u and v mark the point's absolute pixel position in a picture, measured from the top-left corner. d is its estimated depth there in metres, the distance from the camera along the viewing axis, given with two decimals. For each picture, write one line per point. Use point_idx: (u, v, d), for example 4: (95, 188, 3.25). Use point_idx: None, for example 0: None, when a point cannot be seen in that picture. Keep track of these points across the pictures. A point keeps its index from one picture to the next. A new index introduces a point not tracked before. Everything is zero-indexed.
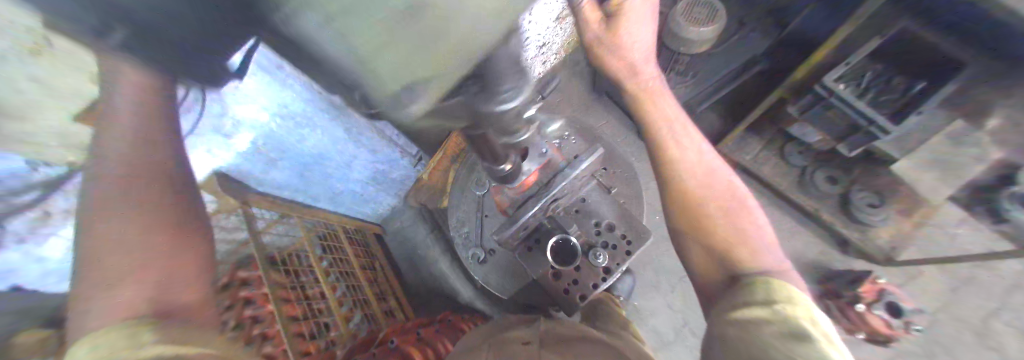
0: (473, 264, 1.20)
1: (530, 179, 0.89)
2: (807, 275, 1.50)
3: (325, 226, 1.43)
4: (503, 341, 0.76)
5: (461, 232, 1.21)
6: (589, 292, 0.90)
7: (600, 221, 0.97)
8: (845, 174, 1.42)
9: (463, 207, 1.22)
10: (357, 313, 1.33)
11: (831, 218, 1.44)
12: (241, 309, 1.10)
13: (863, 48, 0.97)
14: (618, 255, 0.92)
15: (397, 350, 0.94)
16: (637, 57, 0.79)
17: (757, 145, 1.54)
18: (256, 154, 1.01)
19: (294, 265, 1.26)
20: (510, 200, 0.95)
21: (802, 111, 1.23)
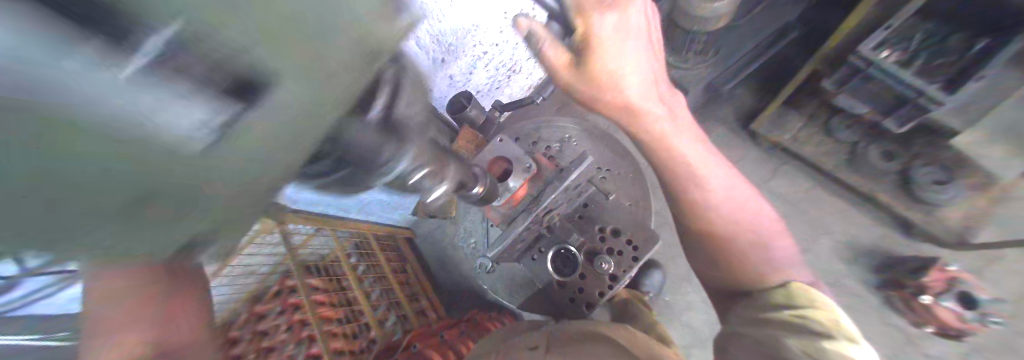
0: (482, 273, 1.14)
1: (518, 194, 0.85)
2: (862, 264, 1.34)
3: (359, 235, 1.50)
4: (513, 347, 0.76)
5: (469, 242, 1.21)
6: (595, 300, 0.92)
7: (605, 226, 0.96)
8: (904, 149, 1.29)
9: (470, 217, 1.22)
10: (392, 314, 1.41)
11: (889, 199, 1.31)
12: (292, 312, 1.28)
13: (905, 9, 0.92)
14: (624, 262, 0.91)
15: (419, 354, 0.99)
16: (634, 100, 0.67)
17: (797, 123, 1.40)
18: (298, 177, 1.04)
19: (334, 273, 1.41)
20: (501, 216, 0.88)
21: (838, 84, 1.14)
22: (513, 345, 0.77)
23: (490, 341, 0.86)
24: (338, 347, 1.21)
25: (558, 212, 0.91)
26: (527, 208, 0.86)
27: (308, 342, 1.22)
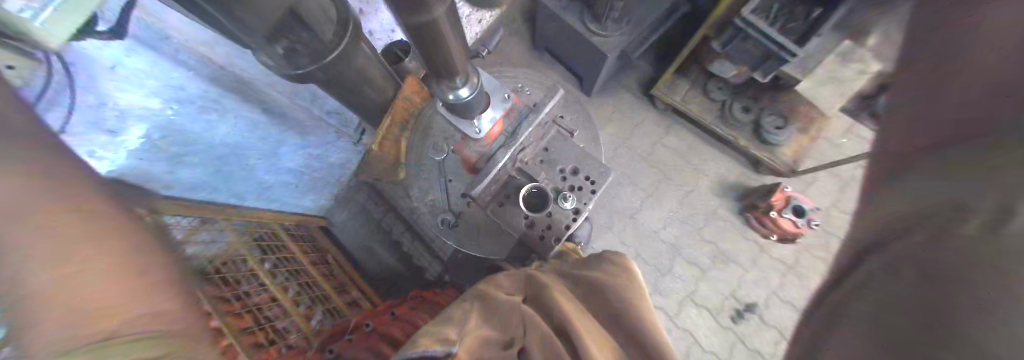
0: (443, 230, 1.11)
1: (495, 131, 1.00)
2: (730, 195, 1.76)
3: (261, 226, 1.26)
4: (486, 295, 0.77)
5: (426, 199, 1.13)
6: (563, 233, 0.95)
7: (565, 166, 1.00)
8: (753, 103, 1.63)
9: (424, 175, 1.14)
10: (318, 310, 1.22)
11: (747, 142, 1.67)
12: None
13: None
14: (583, 195, 0.97)
15: (375, 332, 1.00)
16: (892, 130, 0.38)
17: (686, 86, 1.72)
18: (152, 150, 0.86)
19: (229, 273, 1.07)
20: (479, 154, 1.04)
21: (723, 45, 1.39)
22: (491, 292, 0.78)
23: (475, 291, 0.83)
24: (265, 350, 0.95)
25: (530, 151, 1.03)
26: (505, 144, 1.02)
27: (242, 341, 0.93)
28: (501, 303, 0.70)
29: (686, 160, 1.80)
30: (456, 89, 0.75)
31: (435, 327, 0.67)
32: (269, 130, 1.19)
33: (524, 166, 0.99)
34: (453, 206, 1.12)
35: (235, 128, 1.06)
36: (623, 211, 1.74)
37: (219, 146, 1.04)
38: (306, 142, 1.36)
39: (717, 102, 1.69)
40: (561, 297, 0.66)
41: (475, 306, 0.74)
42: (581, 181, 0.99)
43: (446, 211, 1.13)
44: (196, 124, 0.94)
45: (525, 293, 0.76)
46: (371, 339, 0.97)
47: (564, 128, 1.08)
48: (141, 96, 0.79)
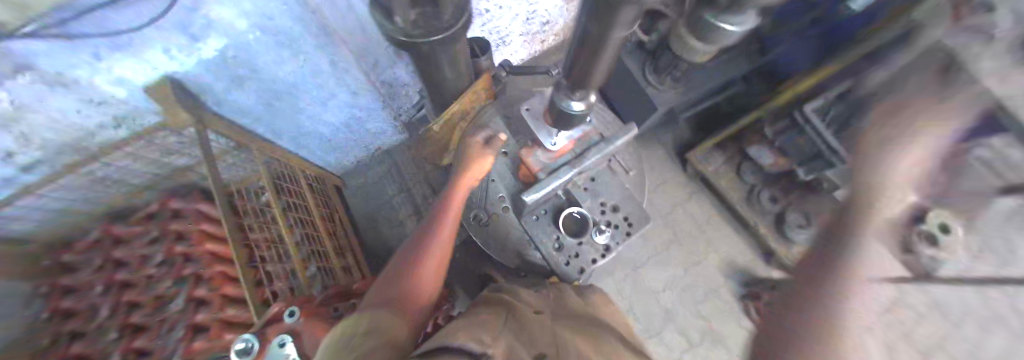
0: (472, 224, 1.13)
1: (567, 147, 0.85)
2: (736, 276, 1.75)
3: (283, 167, 1.28)
4: (513, 308, 0.76)
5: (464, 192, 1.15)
6: (587, 265, 0.98)
7: (607, 201, 1.01)
8: (784, 195, 1.65)
9: None
10: (315, 262, 1.19)
11: (766, 231, 1.67)
12: (180, 265, 1.12)
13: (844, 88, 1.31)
14: (619, 235, 0.98)
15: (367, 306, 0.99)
16: None
17: (720, 159, 1.75)
18: (222, 64, 0.83)
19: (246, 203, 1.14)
20: (543, 165, 0.87)
21: (777, 133, 1.44)
22: (516, 305, 0.77)
23: (501, 298, 0.83)
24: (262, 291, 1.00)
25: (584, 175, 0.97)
26: (569, 162, 0.87)
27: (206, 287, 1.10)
28: (529, 318, 0.69)
29: (702, 230, 1.80)
30: (569, 101, 0.64)
31: (465, 320, 0.65)
32: (329, 82, 1.12)
33: (571, 188, 1.00)
34: (489, 206, 1.10)
35: (301, 68, 1.00)
36: (628, 261, 1.73)
37: (280, 82, 1.01)
38: (357, 103, 1.31)
39: (749, 183, 1.71)
40: (596, 337, 0.64)
41: (498, 312, 0.73)
42: (622, 220, 1.00)
43: (481, 208, 1.12)
44: (267, 54, 0.88)
45: (553, 314, 0.75)
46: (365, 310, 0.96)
47: (616, 164, 1.08)
48: (232, 18, 0.71)
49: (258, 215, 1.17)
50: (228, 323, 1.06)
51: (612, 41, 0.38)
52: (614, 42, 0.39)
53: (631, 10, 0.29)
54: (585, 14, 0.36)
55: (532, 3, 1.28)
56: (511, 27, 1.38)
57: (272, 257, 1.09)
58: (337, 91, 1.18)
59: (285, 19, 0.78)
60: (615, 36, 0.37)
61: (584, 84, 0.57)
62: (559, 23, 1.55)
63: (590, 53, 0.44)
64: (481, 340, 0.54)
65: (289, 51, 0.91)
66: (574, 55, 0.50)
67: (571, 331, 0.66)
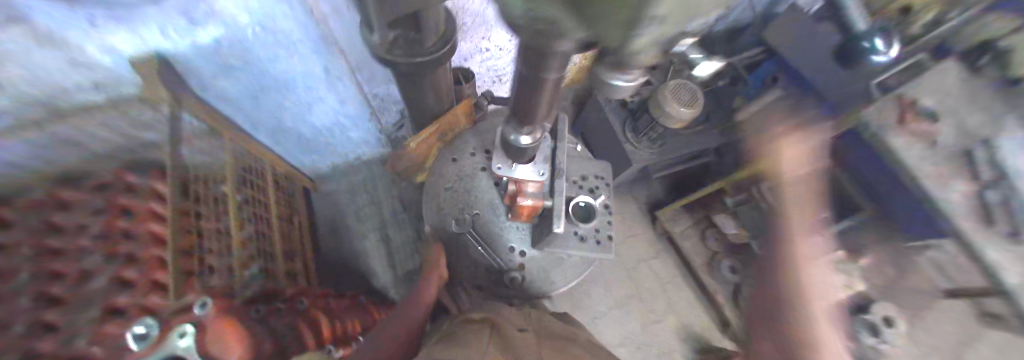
0: (479, 270, 1.00)
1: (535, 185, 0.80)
2: (689, 344, 1.69)
3: (252, 159, 1.25)
4: (493, 322, 0.71)
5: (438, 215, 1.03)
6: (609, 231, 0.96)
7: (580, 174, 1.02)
8: (744, 266, 1.68)
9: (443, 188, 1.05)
10: (258, 262, 1.08)
11: (725, 300, 1.65)
12: None
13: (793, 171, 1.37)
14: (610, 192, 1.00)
15: (302, 310, 0.80)
16: None
17: (687, 221, 1.82)
18: (214, 52, 0.81)
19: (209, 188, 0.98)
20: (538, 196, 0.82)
21: (737, 203, 1.54)
22: (500, 320, 0.73)
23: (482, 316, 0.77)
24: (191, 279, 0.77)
25: None
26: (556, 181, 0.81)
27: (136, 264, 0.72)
28: (520, 339, 0.62)
29: (663, 290, 1.78)
30: (521, 134, 0.59)
31: (451, 336, 0.63)
32: (320, 87, 1.15)
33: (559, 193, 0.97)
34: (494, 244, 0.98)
35: (299, 67, 1.01)
36: (589, 311, 1.69)
37: (270, 77, 1.01)
38: (343, 111, 1.36)
39: (711, 251, 1.75)
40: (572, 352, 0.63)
41: (487, 329, 0.66)
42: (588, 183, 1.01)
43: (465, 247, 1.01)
44: (264, 52, 0.89)
45: (533, 331, 0.73)
46: (297, 313, 0.77)
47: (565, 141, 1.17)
48: (234, 11, 0.71)
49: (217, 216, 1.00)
50: None
51: (547, 79, 0.34)
52: (548, 82, 0.35)
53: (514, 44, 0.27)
54: (520, 57, 0.33)
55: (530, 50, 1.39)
56: (484, 60, 1.35)
57: (215, 251, 0.90)
58: (328, 96, 1.22)
59: (296, 33, 0.85)
60: (551, 76, 0.33)
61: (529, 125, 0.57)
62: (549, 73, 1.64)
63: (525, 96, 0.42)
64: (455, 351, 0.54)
65: (298, 50, 0.93)
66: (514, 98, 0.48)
67: (552, 345, 0.66)
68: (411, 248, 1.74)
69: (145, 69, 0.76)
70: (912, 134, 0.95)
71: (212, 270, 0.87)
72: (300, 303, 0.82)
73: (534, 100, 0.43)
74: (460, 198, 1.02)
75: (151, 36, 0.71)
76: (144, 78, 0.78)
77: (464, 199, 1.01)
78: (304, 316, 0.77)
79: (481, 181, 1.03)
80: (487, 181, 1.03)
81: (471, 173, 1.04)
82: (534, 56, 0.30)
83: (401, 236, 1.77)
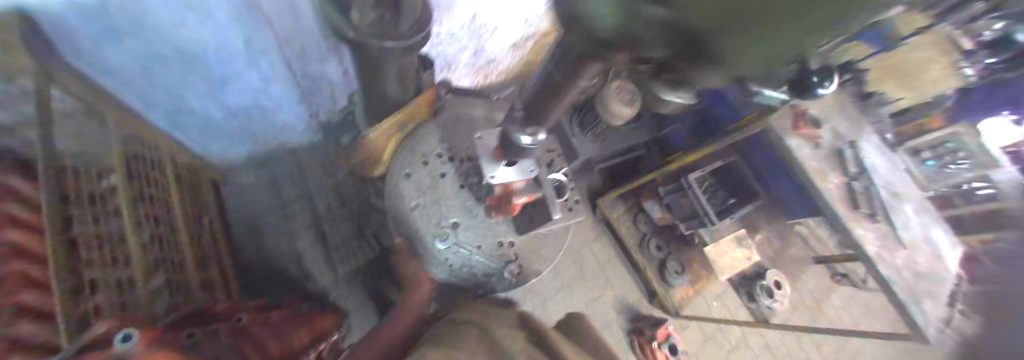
0: (453, 266, 0.96)
1: (516, 184, 0.81)
2: (625, 315, 1.93)
3: (141, 147, 1.00)
4: (485, 327, 0.75)
5: (401, 211, 0.96)
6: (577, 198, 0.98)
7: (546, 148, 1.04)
8: (666, 245, 1.98)
9: (406, 182, 0.97)
10: (161, 274, 0.90)
11: (653, 274, 1.93)
12: None
13: (710, 164, 1.65)
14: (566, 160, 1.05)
15: (240, 329, 0.68)
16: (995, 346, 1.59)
17: (623, 207, 2.02)
18: (94, 6, 0.64)
19: (85, 185, 0.77)
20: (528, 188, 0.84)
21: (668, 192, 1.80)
22: (490, 324, 0.76)
23: (468, 315, 0.83)
24: (79, 280, 0.67)
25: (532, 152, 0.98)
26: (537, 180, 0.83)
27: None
28: (512, 344, 0.67)
29: (603, 270, 1.99)
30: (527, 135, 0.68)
31: (447, 345, 0.64)
32: (241, 66, 0.98)
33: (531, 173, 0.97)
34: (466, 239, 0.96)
35: (215, 38, 0.85)
36: (540, 294, 1.81)
37: (174, 47, 0.83)
38: (270, 92, 1.17)
39: (641, 233, 2.00)
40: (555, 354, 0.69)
41: (475, 334, 0.70)
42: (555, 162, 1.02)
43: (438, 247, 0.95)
44: (169, 18, 0.74)
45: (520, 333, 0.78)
46: (242, 334, 0.67)
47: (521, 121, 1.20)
48: None
49: (103, 222, 0.80)
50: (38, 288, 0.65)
51: None
52: None
53: None
54: None
55: (484, 38, 1.38)
56: (437, 42, 1.29)
57: (103, 264, 0.74)
58: (248, 74, 1.04)
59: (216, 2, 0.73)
60: None
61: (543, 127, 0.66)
62: (502, 64, 1.65)
63: None
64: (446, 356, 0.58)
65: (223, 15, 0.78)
66: None
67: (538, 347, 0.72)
68: (355, 244, 1.57)
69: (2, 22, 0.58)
70: (803, 138, 1.26)
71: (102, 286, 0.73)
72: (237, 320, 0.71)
73: None
74: (429, 215, 0.95)
75: None
76: None
77: (435, 214, 0.95)
78: (248, 343, 0.66)
79: (445, 188, 0.98)
80: (453, 186, 0.98)
81: (433, 167, 1.00)
82: None
83: (339, 233, 1.58)
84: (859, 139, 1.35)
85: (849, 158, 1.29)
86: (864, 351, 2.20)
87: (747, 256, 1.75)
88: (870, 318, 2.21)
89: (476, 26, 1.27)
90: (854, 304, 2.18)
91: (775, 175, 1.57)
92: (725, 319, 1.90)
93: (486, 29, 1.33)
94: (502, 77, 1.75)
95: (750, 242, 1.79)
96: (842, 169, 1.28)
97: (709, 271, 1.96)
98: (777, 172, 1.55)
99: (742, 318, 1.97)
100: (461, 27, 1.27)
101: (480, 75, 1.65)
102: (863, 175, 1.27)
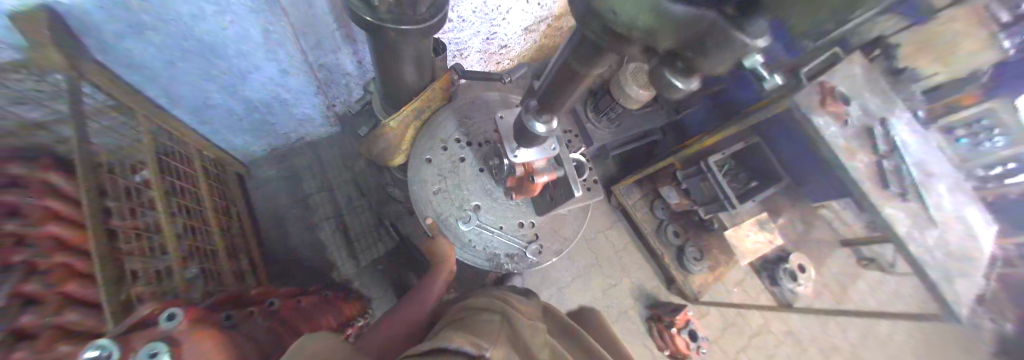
0: (477, 250, 0.98)
1: (536, 163, 0.80)
2: (643, 301, 1.92)
3: (170, 143, 1.04)
4: (503, 311, 0.69)
5: (422, 196, 0.97)
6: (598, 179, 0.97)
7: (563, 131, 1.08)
8: (684, 231, 1.94)
9: (427, 168, 0.99)
10: (196, 263, 0.93)
11: (671, 261, 1.89)
12: None
13: (731, 146, 1.60)
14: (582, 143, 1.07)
15: (274, 313, 0.70)
16: None
17: (639, 194, 1.98)
18: (118, 4, 0.63)
19: (116, 178, 0.80)
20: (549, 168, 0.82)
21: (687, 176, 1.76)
22: (511, 309, 0.71)
23: (488, 302, 0.74)
24: (119, 268, 0.71)
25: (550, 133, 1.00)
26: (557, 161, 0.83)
27: (28, 247, 0.66)
28: (532, 336, 0.62)
29: (619, 257, 1.97)
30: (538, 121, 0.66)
31: (467, 325, 0.59)
32: (257, 57, 0.98)
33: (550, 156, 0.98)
34: (488, 222, 0.99)
35: (234, 30, 0.84)
36: (555, 282, 1.81)
37: (194, 40, 0.83)
38: (285, 84, 1.18)
39: (659, 219, 1.96)
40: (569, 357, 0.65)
41: (497, 318, 0.65)
42: (573, 145, 1.06)
43: (461, 232, 0.97)
44: (191, 13, 0.74)
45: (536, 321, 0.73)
46: (274, 318, 0.69)
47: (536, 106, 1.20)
48: None
49: (140, 215, 0.83)
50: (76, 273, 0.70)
51: (587, 76, 0.49)
52: (588, 71, 0.48)
53: (622, 44, 0.36)
54: (571, 52, 0.47)
55: (496, 22, 1.34)
56: (449, 29, 1.27)
57: (138, 254, 0.77)
58: (265, 66, 1.04)
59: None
60: (589, 72, 0.48)
61: (551, 110, 0.63)
62: (514, 50, 1.62)
63: (563, 81, 0.52)
64: (479, 347, 0.47)
65: (244, 10, 0.78)
66: (547, 82, 0.58)
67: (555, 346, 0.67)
68: (374, 234, 1.60)
69: (34, 25, 0.57)
70: (830, 116, 1.15)
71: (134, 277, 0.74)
72: (271, 304, 0.74)
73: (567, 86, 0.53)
74: (451, 197, 0.98)
75: None
76: (25, 35, 0.57)
77: (456, 199, 0.98)
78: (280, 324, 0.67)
79: (466, 172, 1.01)
80: (473, 169, 1.01)
81: (452, 153, 1.02)
82: (591, 54, 0.43)
83: (360, 223, 1.61)
84: (891, 116, 1.24)
85: (879, 135, 1.19)
86: (893, 336, 2.14)
87: (769, 240, 1.70)
88: (900, 304, 2.13)
89: (488, 10, 1.24)
90: (881, 288, 2.11)
91: (801, 155, 1.50)
92: (746, 305, 1.86)
93: (498, 13, 1.29)
94: (513, 64, 1.72)
95: (772, 226, 1.73)
96: (871, 146, 1.18)
97: (728, 257, 1.92)
98: (803, 153, 1.48)
99: (763, 304, 1.93)
100: (472, 13, 1.23)
101: (491, 62, 1.63)
102: (896, 153, 1.18)
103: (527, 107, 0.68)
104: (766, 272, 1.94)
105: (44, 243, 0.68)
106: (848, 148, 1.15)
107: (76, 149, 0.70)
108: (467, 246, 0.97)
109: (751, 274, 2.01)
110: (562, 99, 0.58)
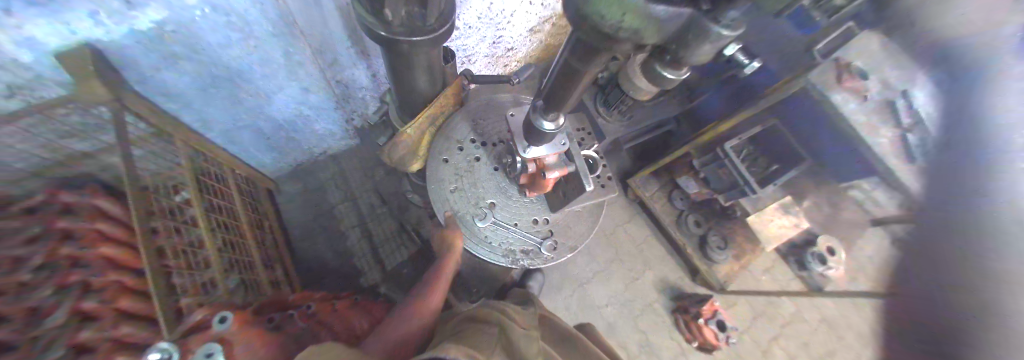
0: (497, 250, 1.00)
1: (547, 159, 0.81)
2: (666, 293, 1.89)
3: (207, 164, 1.12)
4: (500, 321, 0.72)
5: (441, 199, 1.00)
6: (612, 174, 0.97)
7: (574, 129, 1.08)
8: (705, 220, 1.90)
9: (443, 172, 1.02)
10: (237, 274, 1.00)
11: (693, 251, 1.86)
12: None
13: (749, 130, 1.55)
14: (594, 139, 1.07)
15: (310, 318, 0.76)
16: None
17: (656, 186, 1.95)
18: (155, 38, 0.69)
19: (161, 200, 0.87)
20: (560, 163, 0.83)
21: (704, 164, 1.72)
22: (508, 319, 0.73)
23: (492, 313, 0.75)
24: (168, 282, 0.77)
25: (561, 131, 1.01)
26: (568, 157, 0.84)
27: (84, 267, 0.74)
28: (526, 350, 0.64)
29: (639, 250, 1.95)
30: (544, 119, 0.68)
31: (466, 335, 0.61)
32: (278, 78, 1.03)
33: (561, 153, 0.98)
34: (506, 221, 1.00)
35: (257, 54, 0.90)
36: (576, 278, 1.81)
37: (222, 66, 0.89)
38: (305, 101, 1.24)
39: (678, 210, 1.92)
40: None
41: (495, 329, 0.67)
42: (585, 141, 1.06)
43: (479, 232, 0.99)
44: (218, 41, 0.79)
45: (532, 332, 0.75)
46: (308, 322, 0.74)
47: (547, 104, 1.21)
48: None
49: (184, 233, 0.90)
50: (127, 289, 0.77)
51: (584, 74, 0.50)
52: (585, 71, 0.49)
53: (615, 43, 0.37)
54: (568, 52, 0.48)
55: (500, 27, 1.36)
56: (455, 37, 1.30)
57: (184, 269, 0.83)
58: (285, 86, 1.10)
59: (256, 21, 0.77)
60: (587, 69, 0.49)
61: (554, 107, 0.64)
62: (520, 51, 1.63)
63: (565, 80, 0.53)
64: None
65: (264, 33, 0.83)
66: (551, 81, 0.59)
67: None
68: (397, 239, 1.66)
69: (78, 64, 0.62)
70: (848, 92, 1.11)
71: (182, 292, 0.81)
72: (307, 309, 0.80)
73: (568, 86, 0.54)
74: (468, 196, 1.01)
75: (83, 27, 0.57)
76: (74, 74, 0.62)
77: (473, 200, 1.00)
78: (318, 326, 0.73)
79: (480, 172, 1.03)
80: (488, 169, 1.03)
81: (466, 155, 1.04)
82: (586, 52, 0.44)
83: (383, 229, 1.67)
84: None
85: None
86: None
87: (795, 224, 1.63)
88: None
89: (492, 15, 1.26)
90: None
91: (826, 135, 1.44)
92: (776, 292, 1.80)
93: (502, 17, 1.31)
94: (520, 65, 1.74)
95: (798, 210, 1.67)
96: None
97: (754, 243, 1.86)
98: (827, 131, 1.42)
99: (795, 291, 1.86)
100: (477, 19, 1.25)
101: (499, 65, 1.65)
102: None
103: (534, 107, 0.69)
104: (796, 258, 1.87)
105: (98, 263, 0.76)
106: (871, 123, 1.06)
107: (126, 175, 0.77)
108: (486, 246, 0.98)
109: (779, 260, 1.94)
110: (565, 99, 0.59)
